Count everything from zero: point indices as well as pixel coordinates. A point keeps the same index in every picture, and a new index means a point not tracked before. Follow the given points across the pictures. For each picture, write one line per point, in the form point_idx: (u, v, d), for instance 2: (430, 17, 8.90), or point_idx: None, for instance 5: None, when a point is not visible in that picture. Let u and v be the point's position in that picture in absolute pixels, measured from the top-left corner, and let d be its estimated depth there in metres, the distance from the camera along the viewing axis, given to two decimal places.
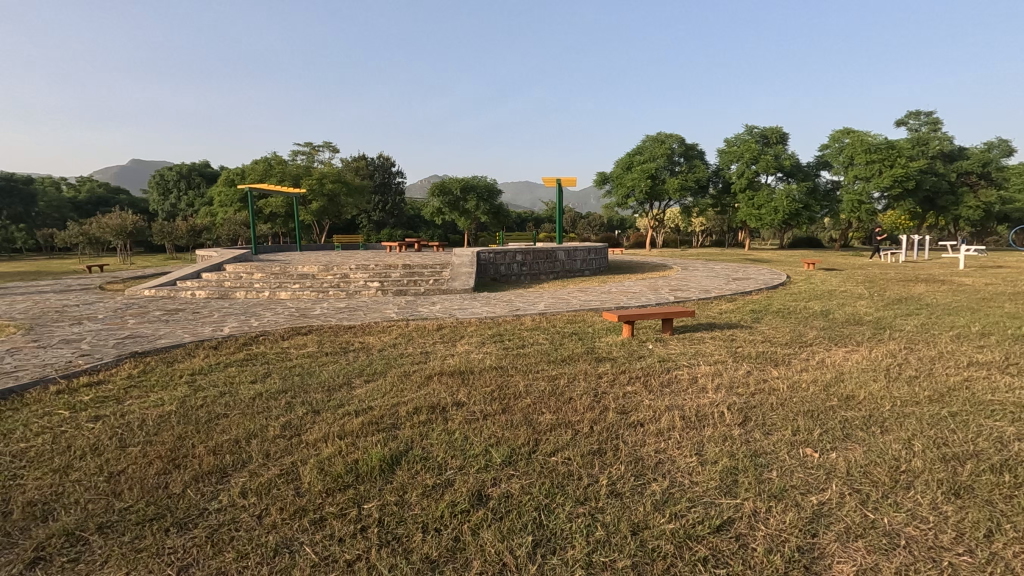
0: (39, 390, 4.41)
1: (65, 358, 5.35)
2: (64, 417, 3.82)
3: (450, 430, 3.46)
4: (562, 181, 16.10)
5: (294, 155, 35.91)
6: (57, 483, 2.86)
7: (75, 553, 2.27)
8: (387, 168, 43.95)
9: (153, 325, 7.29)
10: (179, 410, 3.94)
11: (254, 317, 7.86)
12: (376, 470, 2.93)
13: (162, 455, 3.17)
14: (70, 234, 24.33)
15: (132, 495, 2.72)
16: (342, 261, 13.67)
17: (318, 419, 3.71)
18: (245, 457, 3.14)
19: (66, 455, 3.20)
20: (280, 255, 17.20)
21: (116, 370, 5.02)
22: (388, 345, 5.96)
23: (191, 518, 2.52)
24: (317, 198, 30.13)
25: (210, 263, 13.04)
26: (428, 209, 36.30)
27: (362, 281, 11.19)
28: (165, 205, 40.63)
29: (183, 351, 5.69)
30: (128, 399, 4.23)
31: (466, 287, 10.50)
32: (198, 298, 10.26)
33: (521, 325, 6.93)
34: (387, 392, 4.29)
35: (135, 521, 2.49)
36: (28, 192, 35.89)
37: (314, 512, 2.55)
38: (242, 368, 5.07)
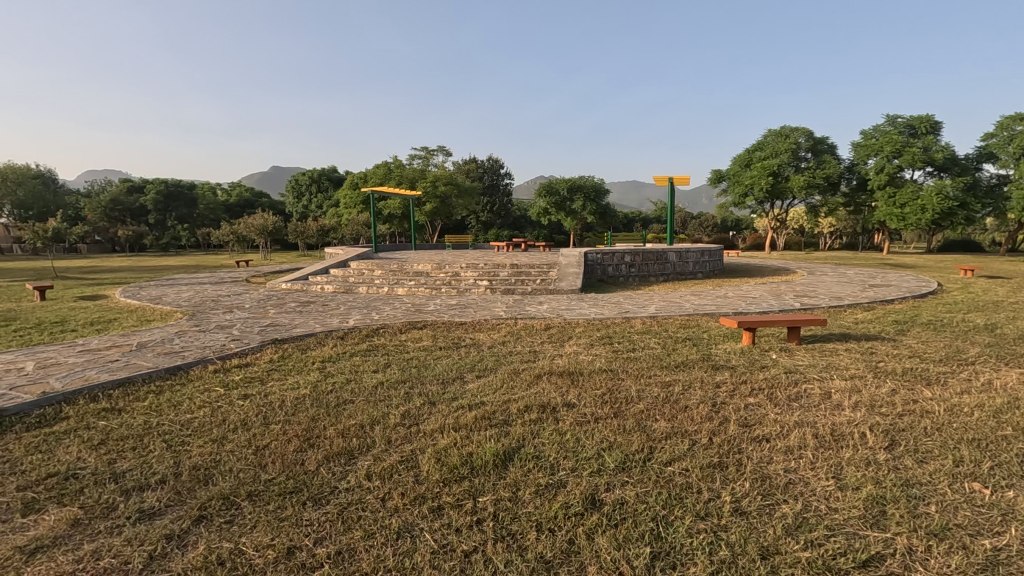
0: (200, 368, 5.07)
1: (220, 342, 6.08)
2: (220, 394, 4.33)
3: (561, 431, 3.44)
4: (675, 181, 15.53)
5: (411, 159, 38.03)
6: (214, 452, 3.23)
7: (231, 515, 2.55)
8: (496, 170, 45.05)
9: (289, 315, 8.05)
10: (312, 394, 4.30)
11: (375, 311, 8.41)
12: (491, 465, 2.98)
13: (297, 434, 3.47)
14: (223, 232, 27.71)
15: (274, 469, 3.00)
16: (454, 259, 14.22)
17: (434, 410, 3.86)
18: (369, 441, 3.35)
19: (222, 428, 3.62)
20: (397, 253, 18.29)
21: (260, 354, 5.61)
22: (498, 342, 6.08)
23: (323, 494, 2.73)
24: (431, 199, 31.64)
25: (337, 260, 14.16)
26: (535, 210, 36.67)
27: (472, 279, 11.55)
28: (299, 207, 44.93)
29: (314, 340, 6.21)
30: (270, 380, 4.72)
31: (573, 288, 10.42)
32: (326, 292, 11.20)
33: (632, 328, 6.74)
34: (497, 388, 4.37)
35: (278, 492, 2.75)
36: (191, 196, 41.56)
37: (433, 500, 2.65)
38: (365, 358, 5.44)
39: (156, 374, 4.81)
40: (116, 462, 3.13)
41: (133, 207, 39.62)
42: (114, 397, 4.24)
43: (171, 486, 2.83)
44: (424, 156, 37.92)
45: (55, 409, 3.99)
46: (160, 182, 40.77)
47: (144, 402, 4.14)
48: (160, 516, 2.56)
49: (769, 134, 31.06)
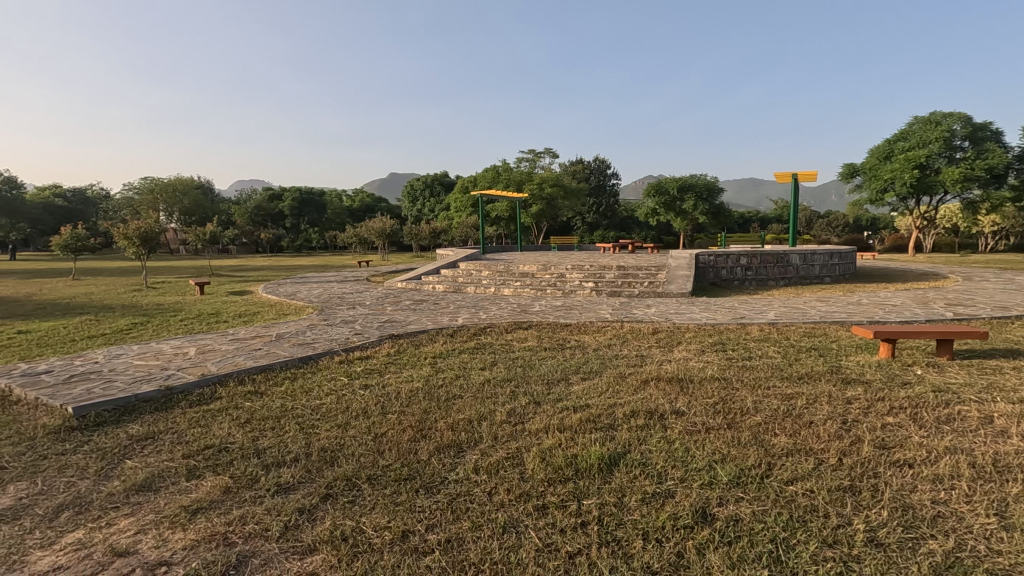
0: (328, 358, 5.57)
1: (345, 335, 6.63)
2: (344, 383, 4.72)
3: (669, 439, 3.31)
4: (800, 177, 14.34)
5: (518, 162, 38.78)
6: (339, 436, 3.52)
7: (352, 496, 2.77)
8: (604, 171, 44.54)
9: (403, 312, 8.56)
10: (425, 387, 4.54)
11: (482, 310, 8.68)
12: (595, 468, 2.95)
13: (412, 425, 3.68)
14: (347, 235, 30.16)
15: (391, 455, 3.21)
16: (560, 261, 14.27)
17: (539, 410, 3.91)
18: (477, 436, 3.46)
19: (345, 414, 3.93)
20: (504, 255, 18.76)
21: (379, 347, 6.03)
22: (603, 345, 6.01)
23: (435, 483, 2.87)
24: (537, 201, 32.03)
25: (448, 261, 14.81)
26: (642, 211, 35.71)
27: (577, 281, 11.52)
28: (414, 210, 47.63)
29: (426, 337, 6.54)
30: (388, 372, 5.06)
31: (683, 291, 10.00)
32: (438, 291, 11.77)
33: (747, 335, 6.34)
34: (603, 391, 4.31)
35: (394, 478, 2.93)
36: (320, 202, 45.73)
37: (538, 499, 2.68)
38: (474, 356, 5.64)
39: (291, 362, 5.35)
40: (258, 440, 3.52)
41: (274, 213, 44.48)
42: (258, 380, 4.79)
43: (302, 464, 3.13)
44: (532, 158, 38.47)
45: (212, 389, 4.59)
46: (296, 190, 45.37)
47: (281, 386, 4.64)
48: (294, 491, 2.84)
49: (916, 122, 27.64)
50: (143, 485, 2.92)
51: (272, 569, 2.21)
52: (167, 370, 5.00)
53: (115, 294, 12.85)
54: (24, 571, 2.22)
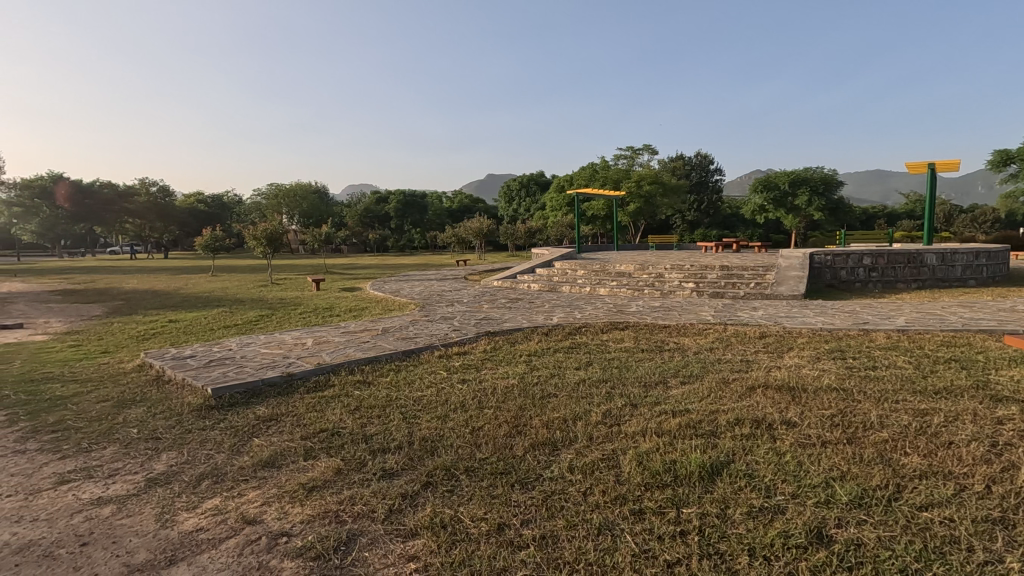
0: (428, 352, 5.82)
1: (444, 331, 6.88)
2: (443, 376, 4.92)
3: (779, 451, 3.08)
4: (937, 166, 12.75)
5: (616, 160, 38.11)
6: (439, 428, 3.67)
7: (451, 485, 2.87)
8: (705, 167, 42.66)
9: (500, 310, 8.73)
10: (520, 385, 4.60)
11: (577, 310, 8.61)
12: (696, 476, 2.82)
13: (508, 420, 3.75)
14: (447, 235, 31.32)
15: (487, 449, 3.29)
16: (659, 261, 13.82)
17: (636, 413, 3.81)
18: (572, 436, 3.44)
19: (445, 407, 4.08)
20: (600, 254, 18.46)
21: (476, 344, 6.20)
22: (705, 348, 5.73)
23: (530, 480, 2.89)
24: (634, 199, 31.29)
25: (544, 260, 14.87)
26: (749, 208, 33.65)
27: (677, 281, 11.10)
28: (510, 210, 48.43)
29: (521, 335, 6.62)
30: (484, 368, 5.19)
31: (795, 292, 9.27)
32: (533, 290, 11.86)
33: (871, 342, 5.75)
34: (704, 396, 4.12)
35: (490, 471, 3.00)
36: (422, 204, 47.99)
37: (635, 503, 2.61)
38: (569, 355, 5.62)
39: (396, 355, 5.66)
40: (366, 426, 3.76)
41: (381, 215, 47.39)
42: (366, 371, 5.13)
43: (405, 452, 3.29)
44: (630, 156, 37.67)
45: (326, 376, 4.97)
46: (401, 193, 47.97)
47: (386, 377, 4.92)
48: (397, 477, 3.00)
49: None
50: (269, 462, 3.24)
51: (378, 548, 2.35)
52: (288, 359, 5.50)
53: (246, 289, 14.31)
54: (174, 529, 2.54)
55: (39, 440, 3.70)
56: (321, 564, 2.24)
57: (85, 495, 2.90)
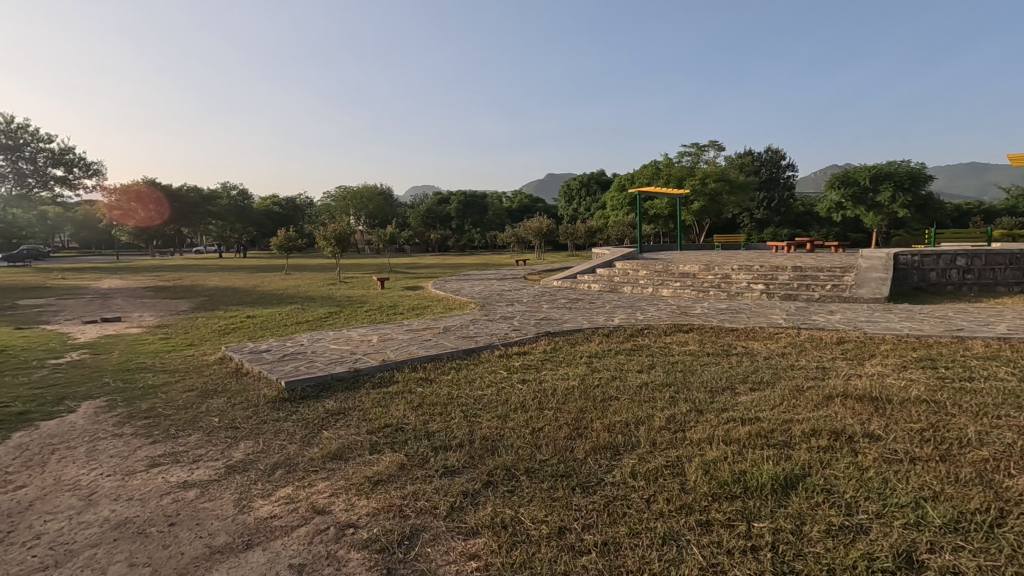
0: (488, 352, 5.86)
1: (504, 331, 6.91)
2: (503, 376, 4.94)
3: (861, 466, 2.87)
4: None
5: (680, 157, 37.07)
6: (499, 427, 3.68)
7: (512, 486, 2.87)
8: (776, 163, 40.64)
9: (560, 310, 8.67)
10: (581, 386, 4.54)
11: (639, 311, 8.43)
12: (767, 489, 2.67)
13: (568, 422, 3.71)
14: (507, 234, 31.53)
15: (548, 450, 3.26)
16: (726, 261, 13.29)
17: (702, 419, 3.67)
18: (634, 440, 3.36)
19: (505, 406, 4.09)
20: (663, 254, 17.94)
21: (536, 344, 6.19)
22: (776, 353, 5.45)
23: (591, 484, 2.84)
24: (699, 197, 30.31)
25: (604, 260, 14.66)
26: (824, 205, 31.81)
27: (745, 282, 10.64)
28: (570, 210, 48.18)
29: (581, 336, 6.55)
30: (544, 369, 5.17)
31: (876, 295, 8.66)
32: (593, 290, 11.72)
33: (966, 351, 5.26)
34: (776, 404, 3.91)
35: (550, 473, 2.97)
36: (482, 204, 48.60)
37: (701, 514, 2.51)
38: (630, 357, 5.49)
39: (457, 353, 5.74)
40: (428, 423, 3.83)
41: (442, 215, 48.41)
42: (427, 368, 5.23)
43: (466, 450, 3.32)
44: (695, 153, 36.50)
45: (391, 373, 5.11)
46: (462, 194, 48.81)
47: (448, 375, 5.00)
48: (458, 475, 3.03)
49: None
50: (336, 454, 3.36)
51: (439, 545, 2.38)
52: (355, 355, 5.69)
53: (316, 287, 14.99)
54: (251, 514, 2.68)
55: (134, 426, 4.01)
56: (385, 557, 2.30)
57: (172, 478, 3.11)
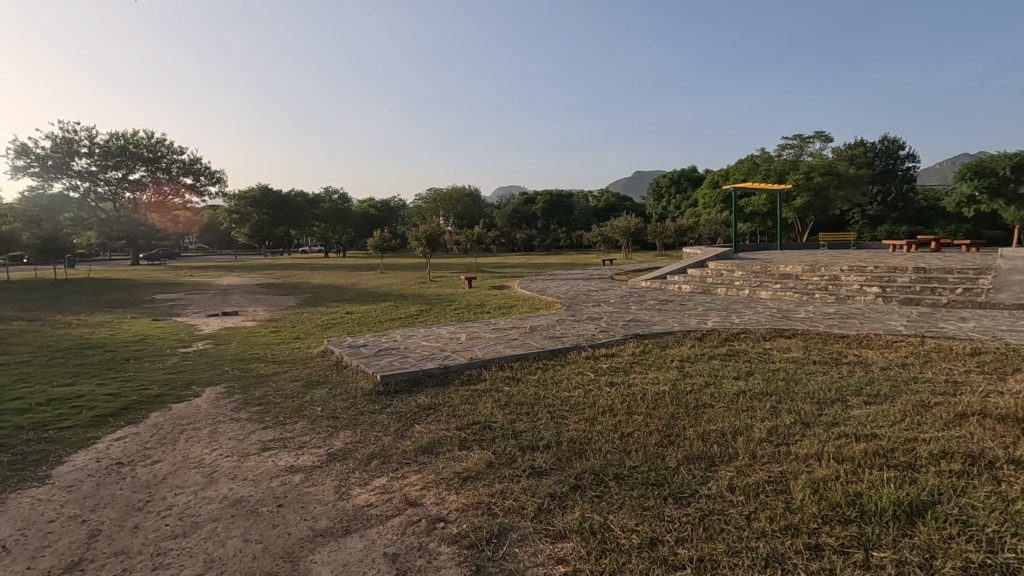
0: (575, 353, 5.80)
1: (591, 332, 6.80)
2: (590, 378, 4.86)
3: (1006, 497, 2.50)
4: None
5: (781, 150, 34.78)
6: (586, 430, 3.61)
7: (601, 491, 2.80)
8: (894, 154, 36.96)
9: (648, 312, 8.41)
10: (672, 391, 4.36)
11: (735, 314, 7.96)
12: (888, 515, 2.40)
13: (658, 429, 3.57)
14: (593, 234, 31.17)
15: (638, 457, 3.16)
16: (834, 262, 12.23)
17: (808, 433, 3.39)
18: (731, 452, 3.17)
19: (593, 409, 4.02)
20: (760, 254, 16.87)
21: (624, 346, 6.04)
22: (896, 364, 4.92)
23: (684, 495, 2.71)
24: (802, 193, 28.23)
25: (697, 260, 14.04)
26: (952, 199, 28.42)
27: (856, 284, 9.74)
28: (658, 208, 46.72)
29: (672, 339, 6.30)
30: (632, 372, 5.02)
31: (1020, 300, 7.58)
32: (684, 292, 11.26)
33: None
34: (897, 421, 3.52)
35: (640, 481, 2.87)
36: (568, 203, 48.51)
37: (809, 537, 2.30)
38: (725, 363, 5.19)
39: (543, 354, 5.72)
40: (516, 422, 3.84)
41: (528, 215, 48.79)
42: (514, 367, 5.28)
43: (553, 452, 3.29)
44: (798, 145, 34.04)
45: (478, 371, 5.19)
46: (548, 194, 48.91)
47: (534, 375, 5.00)
48: (546, 476, 3.00)
49: None
50: (428, 448, 3.46)
51: (527, 546, 2.37)
52: (444, 352, 5.85)
53: (408, 286, 15.63)
54: (350, 502, 2.82)
55: (248, 411, 4.38)
56: (475, 554, 2.32)
57: (281, 462, 3.35)
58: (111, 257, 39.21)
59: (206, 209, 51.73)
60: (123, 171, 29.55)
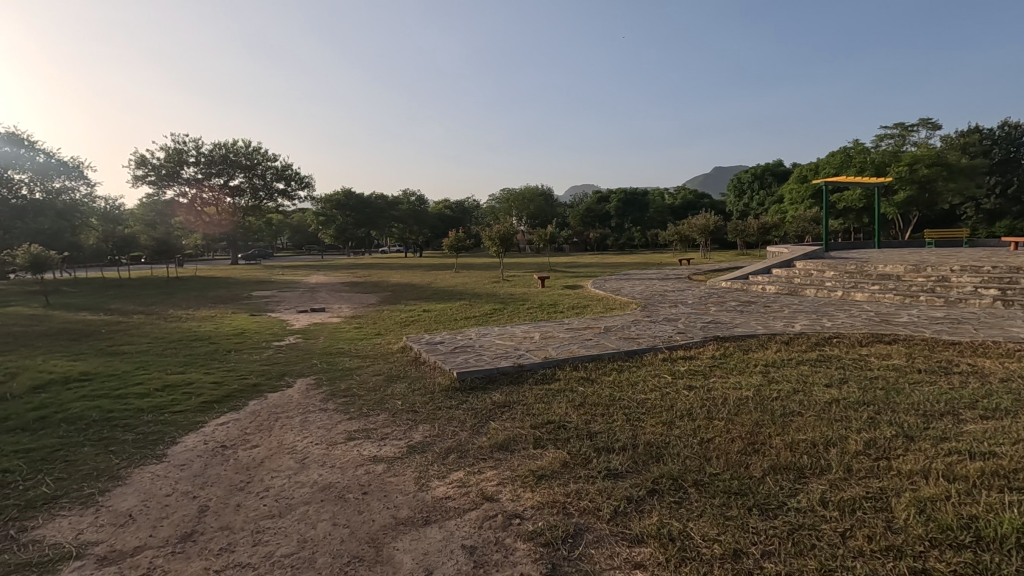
0: (651, 354, 5.66)
1: (668, 333, 6.61)
2: (668, 381, 4.71)
3: None
4: None
5: (880, 140, 32.15)
6: (664, 434, 3.52)
7: (679, 497, 2.71)
8: (1016, 140, 33.09)
9: (730, 313, 8.05)
10: (756, 397, 4.16)
11: (827, 317, 7.46)
12: (1010, 543, 2.16)
13: (741, 436, 3.41)
14: (669, 233, 30.25)
15: (719, 464, 3.04)
16: (942, 261, 11.13)
17: (911, 447, 3.11)
18: (823, 463, 2.97)
19: (670, 413, 3.91)
20: (855, 253, 15.67)
21: (703, 349, 5.82)
22: (1018, 375, 4.40)
23: (770, 506, 2.58)
24: (905, 186, 25.95)
25: (782, 259, 13.27)
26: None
27: (969, 285, 8.83)
28: (740, 205, 44.57)
29: (756, 342, 6.00)
30: (712, 376, 4.82)
31: None
32: (768, 293, 10.68)
33: None
34: (1019, 438, 3.15)
35: (722, 489, 2.76)
36: (643, 201, 47.38)
37: (914, 560, 2.12)
38: (815, 368, 4.87)
39: (618, 354, 5.63)
40: (591, 423, 3.81)
41: (601, 214, 48.16)
42: (589, 368, 5.24)
43: (630, 454, 3.24)
44: (899, 135, 31.32)
45: (552, 371, 5.19)
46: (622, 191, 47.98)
47: (609, 376, 4.94)
48: (622, 479, 2.96)
49: None
50: (503, 445, 3.51)
51: (604, 548, 2.34)
52: (518, 350, 5.91)
53: (482, 285, 15.88)
54: (428, 493, 2.92)
55: (335, 402, 4.64)
56: (550, 552, 2.33)
57: (365, 452, 3.52)
58: (214, 257, 42.82)
59: (296, 211, 55.29)
60: (225, 177, 32.19)
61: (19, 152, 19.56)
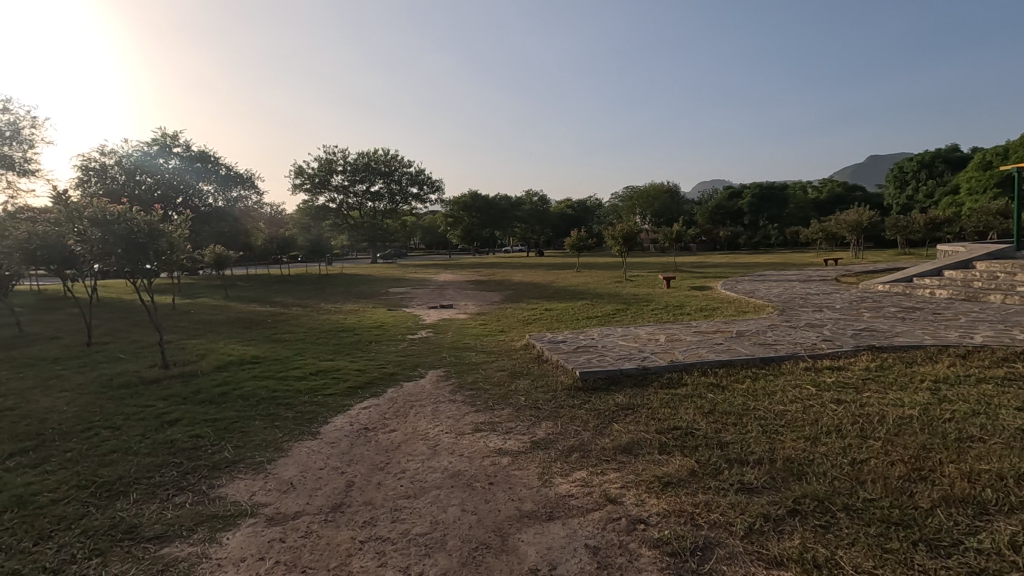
0: (792, 363, 5.19)
1: (812, 340, 6.02)
2: (811, 393, 4.29)
3: None
4: None
5: None
6: (806, 450, 3.22)
7: (826, 521, 2.46)
8: None
9: (887, 320, 7.12)
10: (922, 417, 3.64)
11: (1018, 327, 6.28)
12: None
13: (903, 459, 3.01)
14: (812, 230, 27.56)
15: (875, 489, 2.70)
16: None
17: None
18: (1014, 500, 2.52)
19: (814, 428, 3.55)
20: None
21: (855, 359, 5.21)
22: None
23: (942, 543, 2.24)
24: None
25: (958, 260, 11.42)
26: None
27: None
28: (902, 198, 39.20)
29: (922, 354, 5.23)
30: (866, 390, 4.30)
31: None
32: (939, 298, 9.26)
33: None
34: None
35: (879, 518, 2.45)
36: (782, 197, 43.73)
37: None
38: (1001, 389, 4.13)
39: (752, 361, 5.24)
40: (722, 432, 3.60)
41: (733, 210, 45.26)
42: (719, 374, 4.95)
43: (766, 469, 3.00)
44: None
45: (679, 374, 4.99)
46: (757, 186, 44.76)
47: (742, 384, 4.62)
48: (758, 494, 2.76)
49: None
50: (627, 448, 3.44)
51: (736, 566, 2.20)
52: (643, 353, 5.75)
53: (604, 285, 15.72)
54: (552, 489, 2.95)
55: (463, 394, 4.88)
56: (678, 563, 2.24)
57: (491, 444, 3.66)
58: (357, 257, 47.14)
59: (427, 214, 58.99)
60: (367, 184, 35.36)
61: (207, 168, 23.08)
